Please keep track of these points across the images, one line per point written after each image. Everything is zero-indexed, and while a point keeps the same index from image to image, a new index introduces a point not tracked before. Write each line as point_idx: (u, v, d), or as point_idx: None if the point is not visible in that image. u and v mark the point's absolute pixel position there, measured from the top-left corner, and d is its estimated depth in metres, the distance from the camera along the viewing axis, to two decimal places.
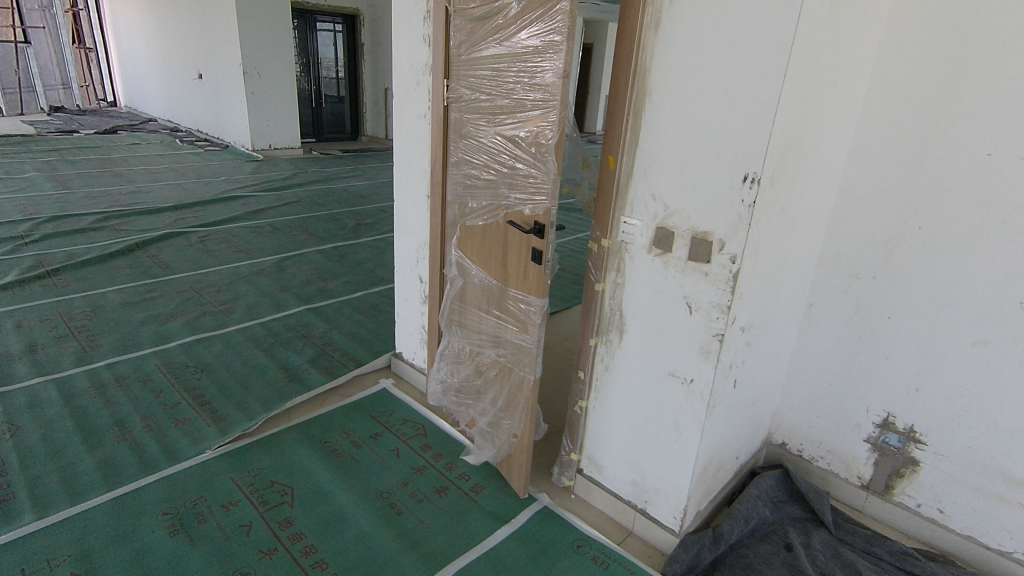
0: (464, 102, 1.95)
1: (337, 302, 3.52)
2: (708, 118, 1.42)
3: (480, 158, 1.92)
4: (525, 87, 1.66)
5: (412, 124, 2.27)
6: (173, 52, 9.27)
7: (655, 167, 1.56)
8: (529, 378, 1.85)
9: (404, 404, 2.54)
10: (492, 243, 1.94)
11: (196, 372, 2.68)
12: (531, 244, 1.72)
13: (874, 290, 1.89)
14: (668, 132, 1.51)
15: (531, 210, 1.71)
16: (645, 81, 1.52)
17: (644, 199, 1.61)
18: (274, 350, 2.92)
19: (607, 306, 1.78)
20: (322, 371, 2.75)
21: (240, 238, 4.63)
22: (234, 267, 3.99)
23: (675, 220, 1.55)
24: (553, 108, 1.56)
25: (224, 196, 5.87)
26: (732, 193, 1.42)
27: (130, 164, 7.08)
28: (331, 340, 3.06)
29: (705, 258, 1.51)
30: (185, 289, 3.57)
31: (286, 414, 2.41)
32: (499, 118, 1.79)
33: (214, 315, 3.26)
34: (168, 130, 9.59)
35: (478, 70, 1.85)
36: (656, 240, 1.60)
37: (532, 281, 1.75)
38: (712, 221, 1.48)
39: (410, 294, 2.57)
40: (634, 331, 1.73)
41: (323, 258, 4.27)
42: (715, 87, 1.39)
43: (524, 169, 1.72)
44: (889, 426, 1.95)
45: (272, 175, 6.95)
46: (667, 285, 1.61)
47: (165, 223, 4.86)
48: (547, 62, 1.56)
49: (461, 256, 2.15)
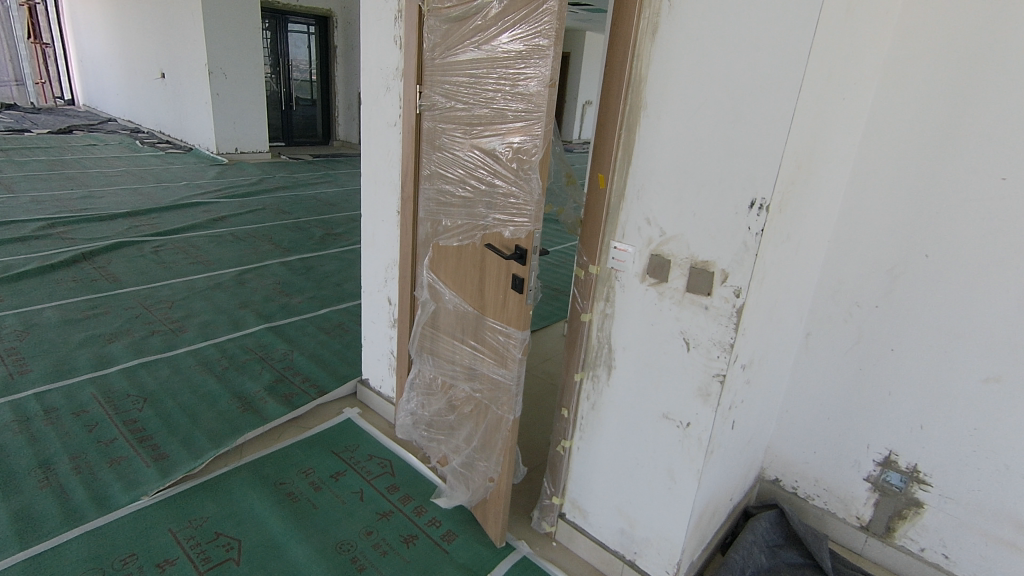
0: (438, 111, 1.77)
1: (300, 320, 3.29)
2: (710, 136, 1.27)
3: (456, 173, 1.74)
4: (506, 97, 1.48)
5: (381, 133, 2.08)
6: (136, 50, 8.87)
7: (650, 188, 1.40)
8: (508, 418, 1.67)
9: (371, 437, 2.33)
10: (467, 267, 1.76)
11: (138, 402, 2.43)
12: (511, 271, 1.54)
13: (876, 319, 1.75)
14: (665, 150, 1.35)
15: (511, 233, 1.53)
16: (640, 93, 1.37)
17: (637, 223, 1.45)
18: (228, 375, 2.68)
19: (594, 338, 1.61)
20: (281, 400, 2.53)
21: (198, 247, 4.35)
22: (189, 280, 3.72)
23: (671, 248, 1.39)
24: (538, 121, 1.39)
25: (183, 201, 5.56)
26: (737, 220, 1.27)
27: (84, 166, 6.70)
28: (291, 364, 2.82)
29: (705, 290, 1.35)
30: (134, 306, 3.30)
31: (237, 451, 2.19)
32: (477, 130, 1.61)
33: (163, 335, 3.00)
34: (128, 131, 9.17)
35: (454, 76, 1.67)
36: (650, 268, 1.44)
37: (512, 312, 1.58)
38: (712, 251, 1.32)
39: (378, 317, 2.37)
40: (623, 367, 1.57)
41: (287, 271, 4.02)
42: (719, 100, 1.24)
43: (504, 188, 1.54)
44: (890, 464, 1.80)
45: (237, 180, 6.64)
46: (661, 319, 1.45)
47: (117, 231, 4.55)
48: (532, 69, 1.39)
49: (434, 279, 1.96)
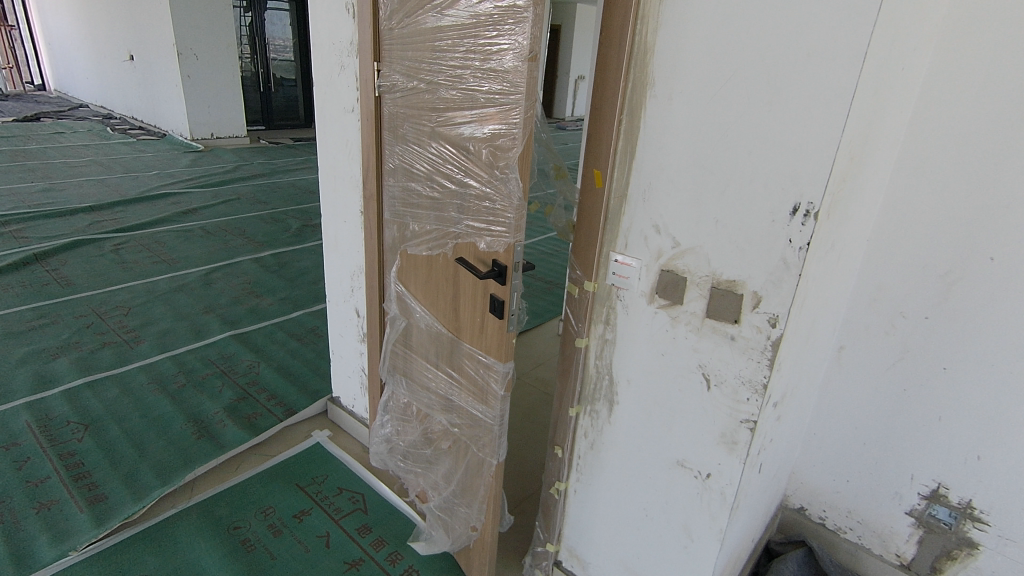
0: (400, 95, 1.47)
1: (269, 326, 3.00)
2: (738, 121, 0.98)
3: (422, 168, 1.45)
4: (476, 75, 1.18)
5: (338, 121, 1.78)
6: (102, 30, 8.39)
7: (659, 187, 1.11)
8: (490, 462, 1.40)
9: (342, 465, 2.07)
10: (439, 281, 1.47)
11: (79, 430, 2.15)
12: (489, 291, 1.26)
13: (924, 333, 1.48)
14: (678, 141, 1.06)
15: (487, 244, 1.24)
16: (645, 66, 1.07)
17: (642, 230, 1.16)
18: (185, 394, 2.40)
19: (592, 367, 1.34)
20: (242, 422, 2.25)
21: (164, 244, 4.04)
22: (151, 282, 3.42)
23: (687, 263, 1.11)
24: (514, 107, 1.09)
25: (152, 192, 5.22)
26: (771, 231, 0.99)
27: (48, 156, 6.32)
28: (256, 378, 2.54)
29: (731, 317, 1.08)
30: (85, 314, 3.00)
31: (187, 489, 1.92)
32: (444, 116, 1.31)
33: (116, 347, 2.71)
34: (100, 117, 8.74)
35: (416, 50, 1.37)
36: (660, 286, 1.16)
37: (492, 339, 1.29)
38: (739, 267, 1.04)
39: (346, 329, 2.08)
40: (628, 403, 1.30)
41: (259, 269, 3.72)
42: (750, 74, 0.95)
43: (477, 188, 1.24)
44: (938, 498, 1.55)
45: (211, 168, 6.28)
46: (675, 349, 1.18)
47: (77, 227, 4.22)
48: (506, 41, 1.09)
49: (403, 291, 1.68)
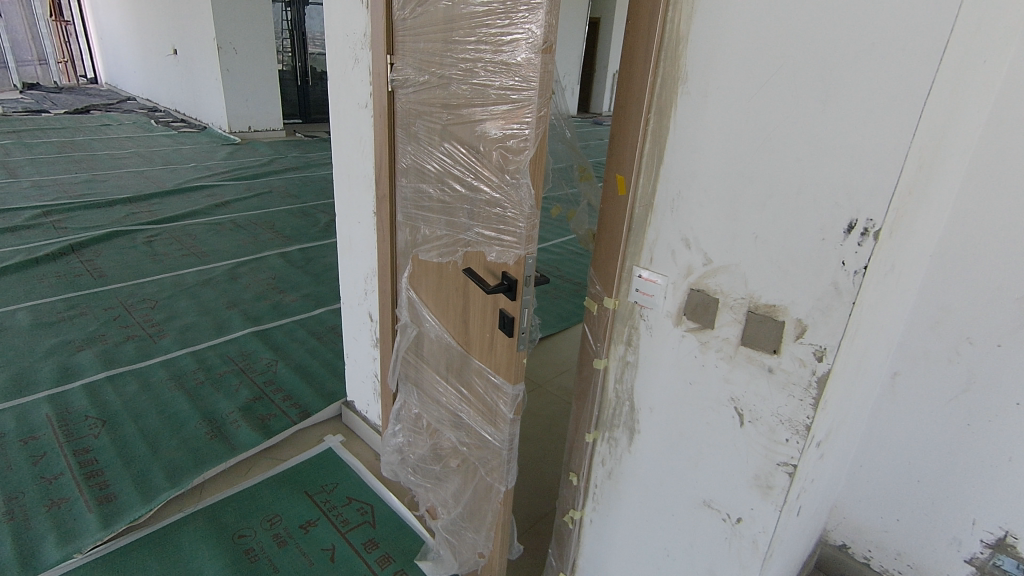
0: (412, 90, 1.37)
1: (290, 323, 2.96)
2: (785, 121, 0.84)
3: (433, 169, 1.34)
4: (487, 68, 1.07)
5: (352, 117, 1.69)
6: (149, 26, 8.59)
7: (690, 195, 0.98)
8: (499, 488, 1.30)
9: (352, 473, 2.00)
10: (449, 290, 1.37)
11: (96, 425, 2.13)
12: (499, 305, 1.15)
13: (995, 362, 1.30)
14: (715, 144, 0.92)
15: (497, 254, 1.13)
16: (677, 58, 0.94)
17: (670, 243, 1.03)
18: (201, 392, 2.37)
19: (611, 391, 1.22)
20: (255, 424, 2.20)
21: (195, 237, 4.07)
22: (178, 276, 3.43)
23: (720, 282, 0.98)
24: (527, 105, 0.98)
25: (188, 185, 5.29)
26: (821, 250, 0.85)
27: (93, 147, 6.49)
28: (273, 378, 2.50)
29: (769, 346, 0.94)
30: (113, 306, 3.02)
31: (196, 492, 1.88)
32: (455, 113, 1.21)
33: (139, 341, 2.70)
34: (145, 110, 8.96)
35: (428, 41, 1.27)
36: (688, 307, 1.03)
37: (502, 357, 1.19)
38: (781, 291, 0.91)
39: (359, 333, 2.01)
40: (650, 433, 1.17)
41: (285, 264, 3.70)
42: (802, 67, 0.81)
43: (488, 193, 1.14)
44: (1004, 548, 1.38)
45: (246, 161, 6.35)
46: (704, 378, 1.05)
47: (113, 218, 4.29)
48: (518, 30, 0.97)
49: (415, 298, 1.58)
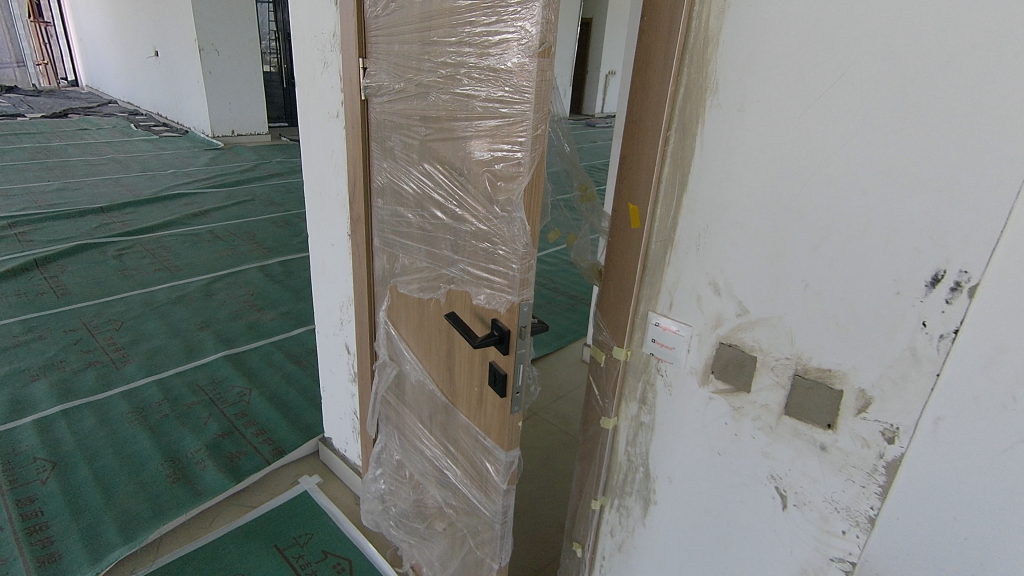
0: (387, 99, 1.18)
1: (267, 346, 2.77)
2: (848, 144, 0.66)
3: (410, 191, 1.16)
4: (471, 75, 0.88)
5: (322, 128, 1.49)
6: (129, 27, 8.36)
7: (721, 230, 0.79)
8: (491, 564, 1.12)
9: (330, 521, 1.81)
10: (432, 331, 1.18)
11: (44, 469, 1.92)
12: (489, 358, 0.96)
13: None
14: (755, 168, 0.74)
15: (485, 298, 0.94)
16: (705, 63, 0.76)
17: (695, 288, 0.85)
18: (165, 427, 2.17)
19: (620, 453, 1.04)
20: (223, 464, 2.00)
21: (169, 249, 3.86)
22: (149, 293, 3.22)
23: (758, 337, 0.80)
24: (520, 121, 0.79)
25: (164, 192, 5.06)
26: (894, 307, 0.67)
27: (68, 153, 6.23)
28: (246, 409, 2.30)
29: (821, 420, 0.76)
30: (75, 328, 2.81)
31: (152, 549, 1.68)
32: (435, 127, 1.02)
33: (101, 369, 2.50)
34: (126, 114, 8.70)
35: (404, 40, 1.08)
36: (718, 364, 0.85)
37: (492, 418, 1.00)
38: (838, 353, 0.72)
39: (336, 366, 1.81)
40: (668, 505, 0.99)
41: (264, 279, 3.50)
42: (878, 73, 0.62)
43: (473, 223, 0.95)
44: None
45: (229, 166, 6.12)
46: (736, 449, 0.87)
47: (83, 230, 4.06)
48: (507, 29, 0.79)
49: (395, 334, 1.40)
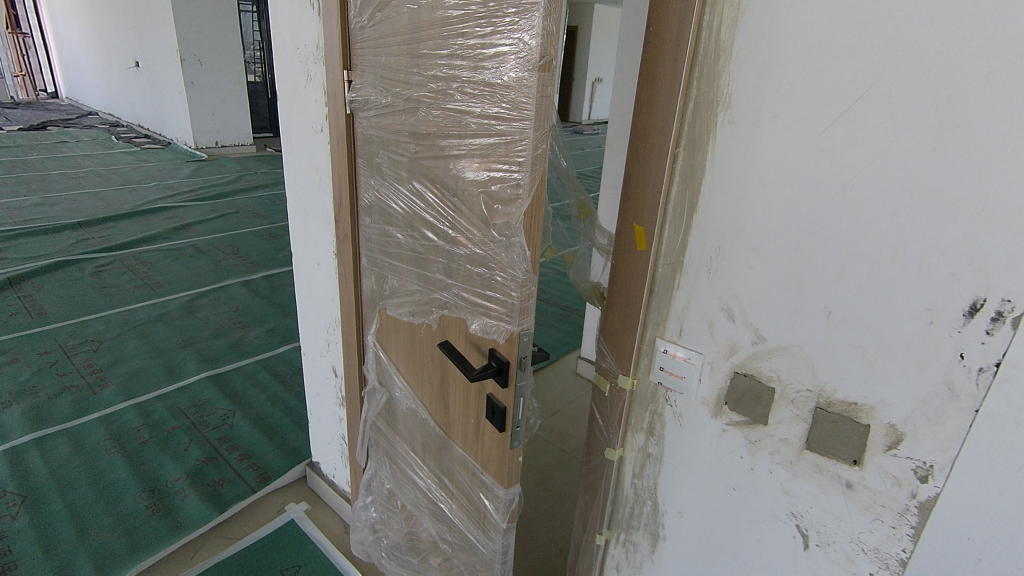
0: (373, 113, 1.12)
1: (251, 365, 2.68)
2: (876, 163, 0.61)
3: (399, 210, 1.10)
4: (465, 90, 0.83)
5: (306, 143, 1.43)
6: (109, 38, 8.23)
7: (735, 254, 0.74)
8: None
9: (318, 551, 1.73)
10: (424, 357, 1.12)
11: (15, 504, 1.82)
12: (486, 390, 0.91)
13: None
14: (773, 188, 0.69)
15: (481, 326, 0.88)
16: (716, 77, 0.71)
17: (706, 314, 0.80)
18: (145, 454, 2.08)
19: (626, 485, 0.98)
20: (206, 493, 1.92)
21: (150, 265, 3.75)
22: (129, 311, 3.12)
23: (775, 367, 0.75)
24: (518, 139, 0.74)
25: (146, 206, 4.95)
26: (927, 338, 0.62)
27: (45, 167, 6.08)
28: (229, 433, 2.22)
29: (846, 456, 0.71)
30: (51, 350, 2.70)
31: None
32: (425, 144, 0.96)
33: (77, 393, 2.40)
34: (107, 126, 8.56)
35: (391, 51, 1.02)
36: (732, 395, 0.80)
37: (490, 452, 0.94)
38: (866, 385, 0.67)
39: (323, 389, 1.74)
40: (679, 542, 0.93)
41: (248, 295, 3.41)
42: (909, 87, 0.57)
43: (468, 247, 0.89)
44: None
45: (213, 178, 6.01)
46: (753, 484, 0.81)
47: (59, 247, 3.94)
48: (503, 41, 0.74)
49: (385, 359, 1.33)
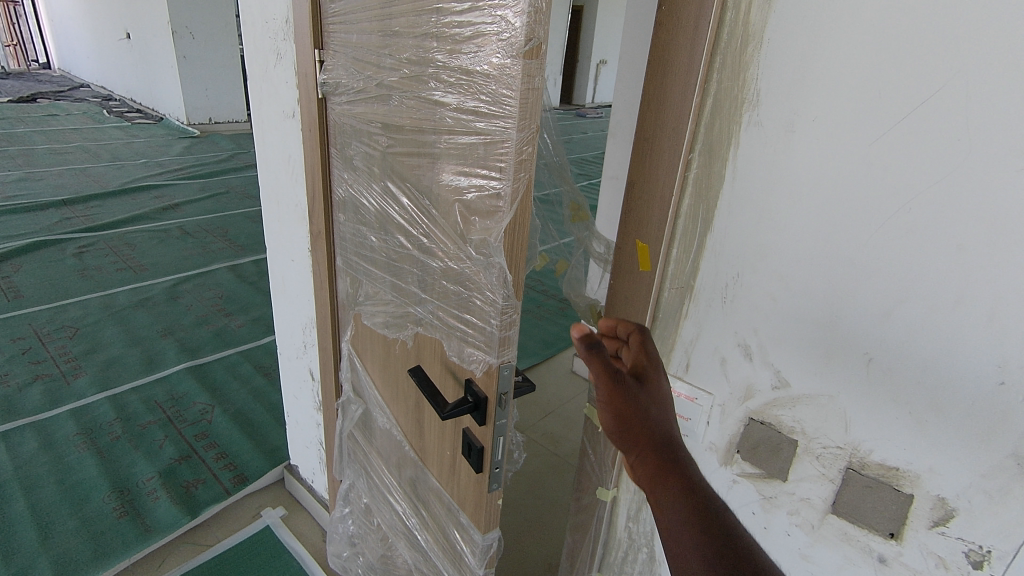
0: (346, 99, 0.99)
1: (234, 356, 2.57)
2: (943, 184, 0.49)
3: (372, 210, 0.97)
4: (440, 77, 0.70)
5: (278, 129, 1.30)
6: (100, 8, 7.96)
7: (758, 282, 0.63)
8: None
9: (293, 561, 1.63)
10: (399, 375, 1.01)
11: None
12: (463, 424, 0.79)
13: None
14: (808, 207, 0.57)
15: (458, 352, 0.77)
16: (742, 70, 0.58)
17: (719, 348, 0.68)
18: (116, 451, 1.98)
19: (619, 529, 0.87)
20: (178, 494, 1.82)
21: (135, 247, 3.62)
22: (109, 296, 3.00)
23: (800, 419, 0.63)
24: (500, 141, 0.61)
25: (134, 184, 4.81)
26: (995, 403, 0.50)
27: (33, 141, 5.91)
28: (207, 430, 2.11)
29: (882, 527, 0.60)
30: (25, 336, 2.59)
31: None
32: (397, 135, 0.83)
33: (49, 383, 2.29)
34: (99, 98, 8.34)
35: (364, 28, 0.88)
36: (746, 443, 0.68)
37: (467, 491, 0.83)
38: (911, 450, 0.56)
39: (300, 392, 1.63)
40: None
41: (235, 280, 3.29)
42: (997, 90, 0.45)
43: (443, 258, 0.77)
44: None
45: (204, 156, 5.85)
46: (766, 544, 0.70)
47: (41, 225, 3.81)
48: (483, 20, 0.61)
49: (360, 368, 1.22)
